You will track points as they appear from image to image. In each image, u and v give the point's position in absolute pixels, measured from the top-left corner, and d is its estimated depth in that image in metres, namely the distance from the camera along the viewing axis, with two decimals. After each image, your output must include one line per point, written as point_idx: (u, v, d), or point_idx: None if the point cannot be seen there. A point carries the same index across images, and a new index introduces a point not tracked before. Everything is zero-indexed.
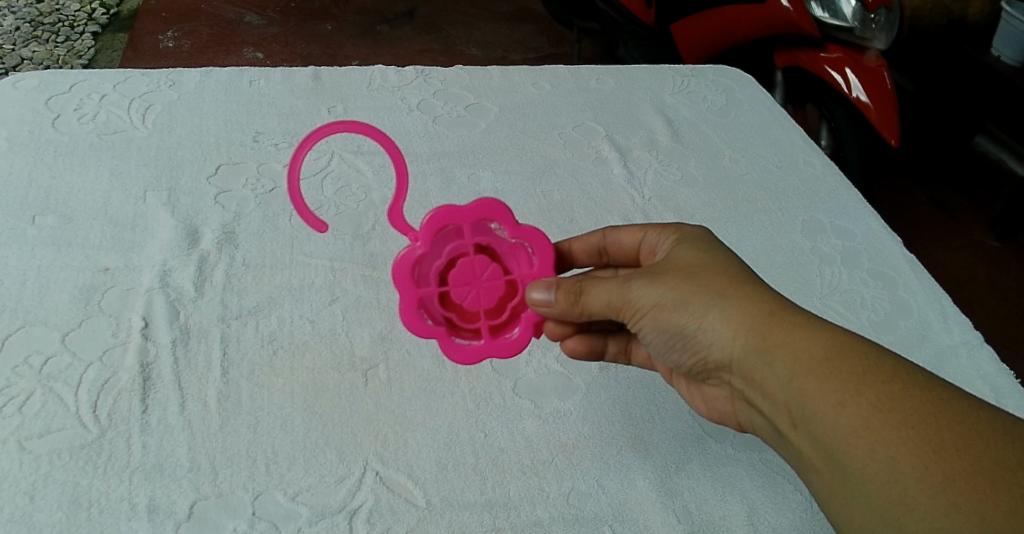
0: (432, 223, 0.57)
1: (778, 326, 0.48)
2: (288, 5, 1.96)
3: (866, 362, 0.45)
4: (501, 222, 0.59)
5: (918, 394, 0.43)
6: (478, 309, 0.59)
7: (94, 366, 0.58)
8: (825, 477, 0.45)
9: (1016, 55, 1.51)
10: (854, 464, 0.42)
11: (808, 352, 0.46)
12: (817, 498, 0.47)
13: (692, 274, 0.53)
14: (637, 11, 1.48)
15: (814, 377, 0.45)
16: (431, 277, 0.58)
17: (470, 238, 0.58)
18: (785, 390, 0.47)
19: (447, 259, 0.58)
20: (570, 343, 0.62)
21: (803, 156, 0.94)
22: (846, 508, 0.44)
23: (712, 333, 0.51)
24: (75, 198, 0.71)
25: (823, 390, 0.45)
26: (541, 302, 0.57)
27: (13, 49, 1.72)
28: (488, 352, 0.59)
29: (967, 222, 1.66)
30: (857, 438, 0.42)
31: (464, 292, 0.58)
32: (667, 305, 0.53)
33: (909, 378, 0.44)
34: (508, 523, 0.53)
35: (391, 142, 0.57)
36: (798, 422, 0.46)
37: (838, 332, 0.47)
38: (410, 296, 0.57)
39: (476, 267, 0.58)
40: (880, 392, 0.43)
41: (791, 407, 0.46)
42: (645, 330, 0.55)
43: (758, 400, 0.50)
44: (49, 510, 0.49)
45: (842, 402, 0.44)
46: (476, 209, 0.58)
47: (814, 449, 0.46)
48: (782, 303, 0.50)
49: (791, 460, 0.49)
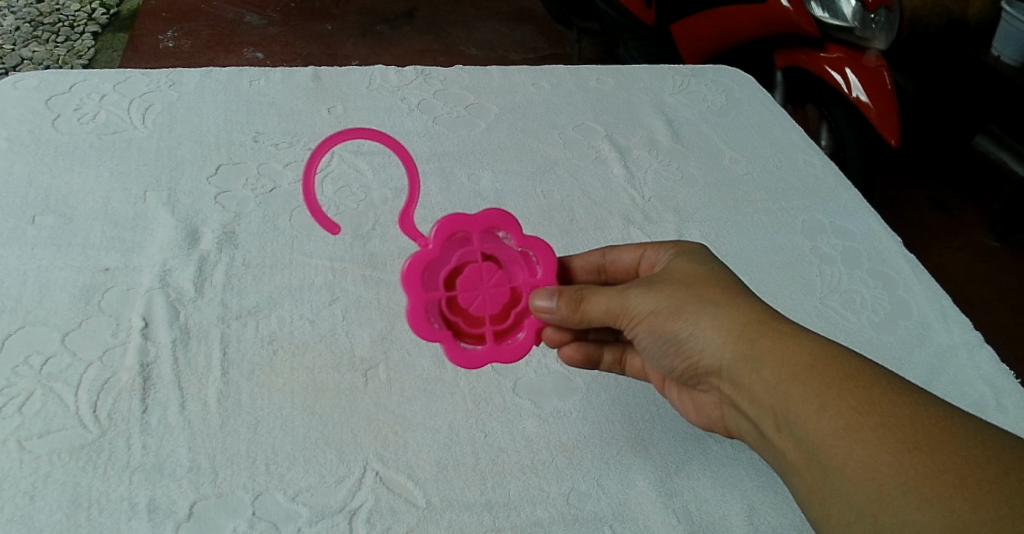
0: (443, 230, 0.58)
1: (767, 333, 0.48)
2: (288, 6, 1.96)
3: (850, 369, 0.45)
4: (508, 231, 0.60)
5: (898, 399, 0.43)
6: (483, 314, 0.60)
7: (94, 366, 0.58)
8: (805, 479, 0.45)
9: (1016, 55, 1.51)
10: (834, 464, 0.43)
11: (795, 358, 0.47)
12: (798, 500, 0.47)
13: (687, 284, 0.54)
14: (637, 11, 1.48)
15: (800, 382, 0.46)
16: (438, 282, 0.59)
17: (479, 245, 0.59)
18: (771, 395, 0.47)
19: (454, 264, 0.59)
20: (566, 350, 0.62)
21: (803, 156, 0.94)
22: (824, 508, 0.44)
23: (703, 338, 0.51)
24: (74, 198, 0.71)
25: (808, 395, 0.45)
26: (543, 309, 0.57)
27: (13, 48, 1.71)
28: (492, 356, 0.59)
29: (967, 222, 1.66)
30: (838, 439, 0.43)
31: (470, 297, 0.59)
32: (663, 312, 0.53)
33: (890, 385, 0.44)
34: (508, 523, 0.53)
35: (408, 154, 0.60)
36: (781, 426, 0.46)
37: (826, 341, 0.47)
38: (417, 300, 0.58)
39: (483, 273, 0.59)
40: (863, 396, 0.43)
41: (776, 411, 0.47)
42: (640, 336, 0.56)
43: (743, 405, 0.50)
44: (49, 510, 0.49)
45: (826, 405, 0.44)
46: (486, 217, 0.59)
47: (795, 451, 0.46)
48: (772, 313, 0.50)
49: (774, 464, 0.49)
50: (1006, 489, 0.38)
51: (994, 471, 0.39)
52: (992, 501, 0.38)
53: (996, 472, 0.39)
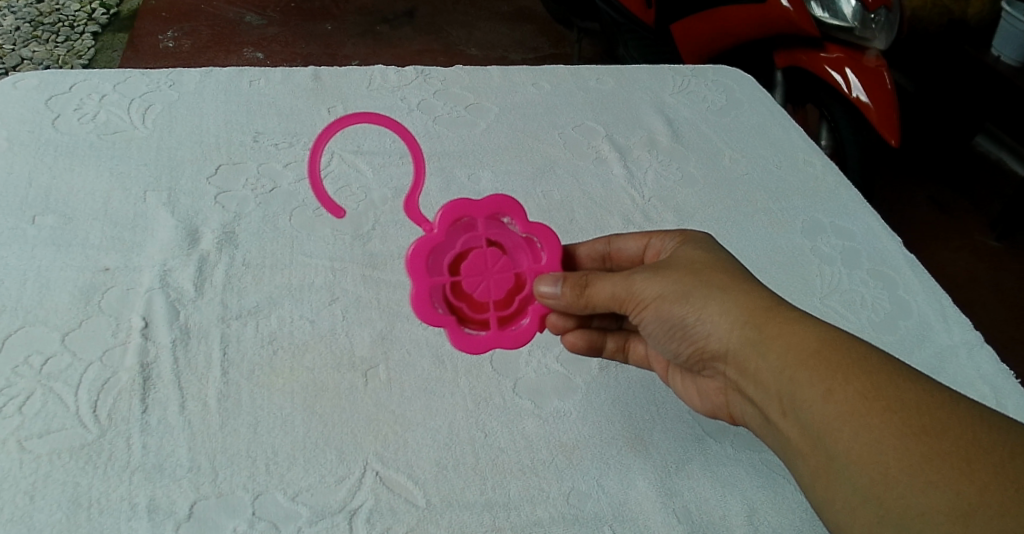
0: (448, 215, 0.58)
1: (773, 319, 0.49)
2: (288, 5, 1.96)
3: (856, 354, 0.45)
4: (513, 216, 0.60)
5: (903, 384, 0.43)
6: (488, 299, 0.60)
7: (94, 366, 0.58)
8: (810, 462, 0.45)
9: (1016, 56, 1.51)
10: (838, 447, 0.43)
11: (802, 341, 0.47)
12: (801, 485, 0.47)
13: (694, 270, 0.54)
14: (637, 11, 1.48)
15: (806, 367, 0.46)
16: (443, 267, 0.59)
17: (484, 231, 0.59)
18: (777, 378, 0.47)
19: (460, 250, 0.59)
20: (570, 337, 0.62)
21: (803, 156, 0.94)
22: (828, 491, 0.44)
23: (709, 324, 0.51)
24: (74, 198, 0.71)
25: (814, 379, 0.45)
26: (548, 295, 0.57)
27: (13, 49, 1.71)
28: (496, 342, 0.59)
29: (967, 222, 1.66)
30: (843, 422, 0.43)
31: (475, 282, 0.59)
32: (670, 297, 0.53)
33: (896, 370, 0.44)
34: (508, 523, 0.53)
35: (413, 139, 0.61)
36: (787, 410, 0.47)
37: (831, 327, 0.47)
38: (422, 284, 0.58)
39: (488, 258, 0.59)
40: (869, 381, 0.43)
41: (782, 395, 0.47)
42: (646, 321, 0.56)
43: (749, 391, 0.50)
44: (49, 510, 0.49)
45: (832, 388, 0.44)
46: (491, 203, 0.59)
47: (800, 436, 0.46)
48: (778, 300, 0.50)
49: (778, 449, 0.49)
50: (1010, 470, 0.38)
51: (998, 453, 0.39)
52: (996, 483, 0.38)
53: (1000, 455, 0.39)
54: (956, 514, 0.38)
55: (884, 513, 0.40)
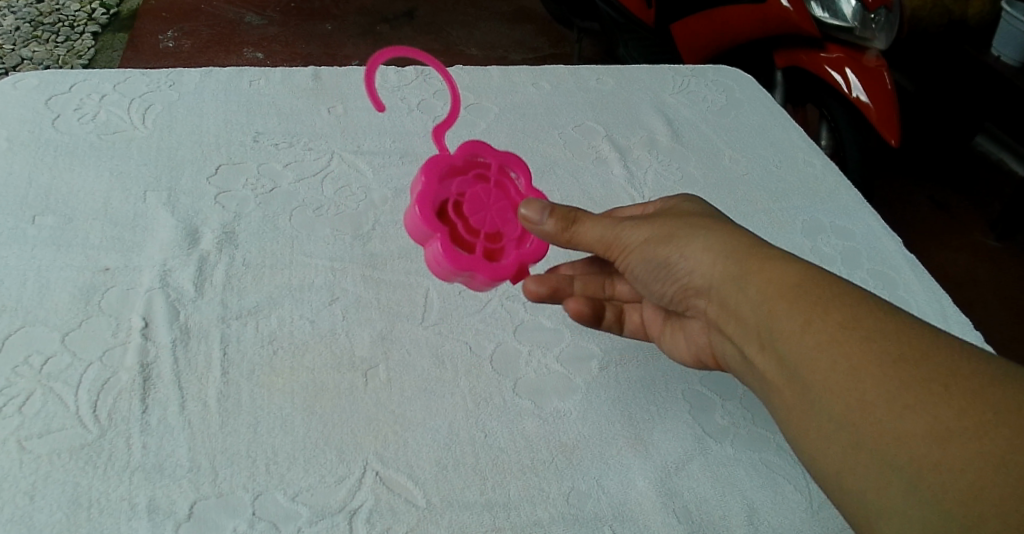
0: (463, 146, 0.62)
1: (754, 258, 0.51)
2: (288, 6, 1.96)
3: (832, 290, 0.47)
4: (520, 173, 0.64)
5: (879, 319, 0.45)
6: (482, 227, 0.60)
7: (93, 366, 0.58)
8: (789, 397, 0.48)
9: (1016, 55, 1.51)
10: (816, 377, 0.45)
11: (781, 279, 0.49)
12: (781, 423, 0.49)
13: (679, 217, 0.56)
14: (637, 11, 1.48)
15: (784, 300, 0.48)
16: (444, 189, 0.60)
17: (491, 175, 0.62)
18: (756, 313, 0.49)
19: (463, 183, 0.61)
20: (574, 303, 0.61)
21: (803, 156, 0.94)
22: (807, 425, 0.46)
23: (694, 263, 0.54)
24: (74, 198, 0.71)
25: (791, 313, 0.47)
26: (532, 220, 0.57)
27: (13, 49, 1.71)
28: (475, 264, 0.59)
29: (967, 222, 1.66)
30: (821, 353, 0.45)
31: (472, 208, 0.60)
32: (655, 239, 0.56)
33: (873, 307, 0.46)
34: (508, 523, 0.53)
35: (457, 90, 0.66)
36: (766, 344, 0.49)
37: (809, 266, 0.50)
38: (427, 179, 0.59)
39: (488, 194, 0.61)
40: (845, 313, 0.46)
41: (761, 329, 0.49)
42: (634, 268, 0.59)
43: (731, 329, 0.53)
44: (49, 510, 0.49)
45: (808, 321, 0.46)
46: (503, 153, 0.63)
47: (780, 371, 0.48)
48: (759, 242, 0.53)
49: (761, 389, 0.51)
50: (983, 390, 0.39)
51: (975, 379, 0.40)
52: (966, 400, 0.39)
53: (978, 381, 0.40)
54: (933, 432, 0.39)
55: (858, 436, 0.42)
